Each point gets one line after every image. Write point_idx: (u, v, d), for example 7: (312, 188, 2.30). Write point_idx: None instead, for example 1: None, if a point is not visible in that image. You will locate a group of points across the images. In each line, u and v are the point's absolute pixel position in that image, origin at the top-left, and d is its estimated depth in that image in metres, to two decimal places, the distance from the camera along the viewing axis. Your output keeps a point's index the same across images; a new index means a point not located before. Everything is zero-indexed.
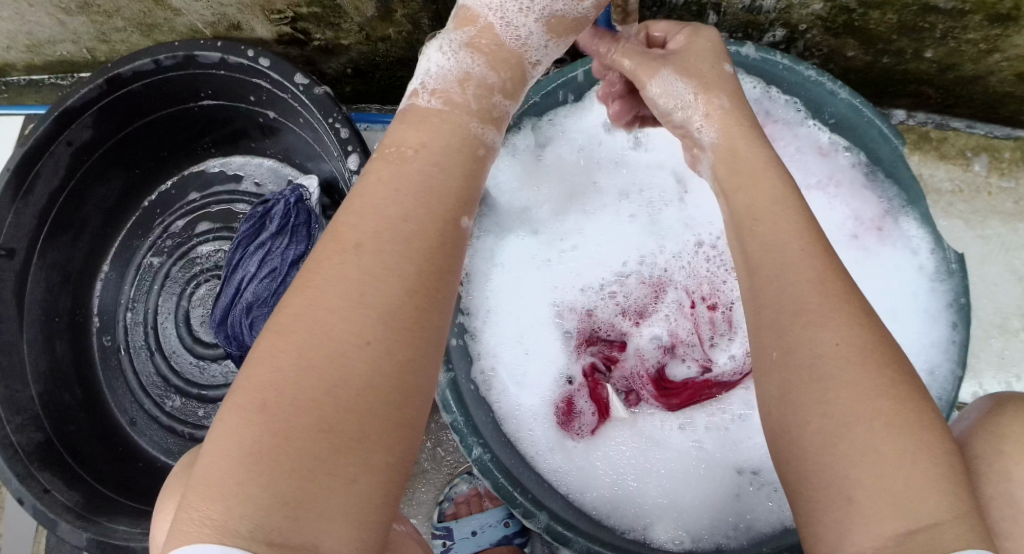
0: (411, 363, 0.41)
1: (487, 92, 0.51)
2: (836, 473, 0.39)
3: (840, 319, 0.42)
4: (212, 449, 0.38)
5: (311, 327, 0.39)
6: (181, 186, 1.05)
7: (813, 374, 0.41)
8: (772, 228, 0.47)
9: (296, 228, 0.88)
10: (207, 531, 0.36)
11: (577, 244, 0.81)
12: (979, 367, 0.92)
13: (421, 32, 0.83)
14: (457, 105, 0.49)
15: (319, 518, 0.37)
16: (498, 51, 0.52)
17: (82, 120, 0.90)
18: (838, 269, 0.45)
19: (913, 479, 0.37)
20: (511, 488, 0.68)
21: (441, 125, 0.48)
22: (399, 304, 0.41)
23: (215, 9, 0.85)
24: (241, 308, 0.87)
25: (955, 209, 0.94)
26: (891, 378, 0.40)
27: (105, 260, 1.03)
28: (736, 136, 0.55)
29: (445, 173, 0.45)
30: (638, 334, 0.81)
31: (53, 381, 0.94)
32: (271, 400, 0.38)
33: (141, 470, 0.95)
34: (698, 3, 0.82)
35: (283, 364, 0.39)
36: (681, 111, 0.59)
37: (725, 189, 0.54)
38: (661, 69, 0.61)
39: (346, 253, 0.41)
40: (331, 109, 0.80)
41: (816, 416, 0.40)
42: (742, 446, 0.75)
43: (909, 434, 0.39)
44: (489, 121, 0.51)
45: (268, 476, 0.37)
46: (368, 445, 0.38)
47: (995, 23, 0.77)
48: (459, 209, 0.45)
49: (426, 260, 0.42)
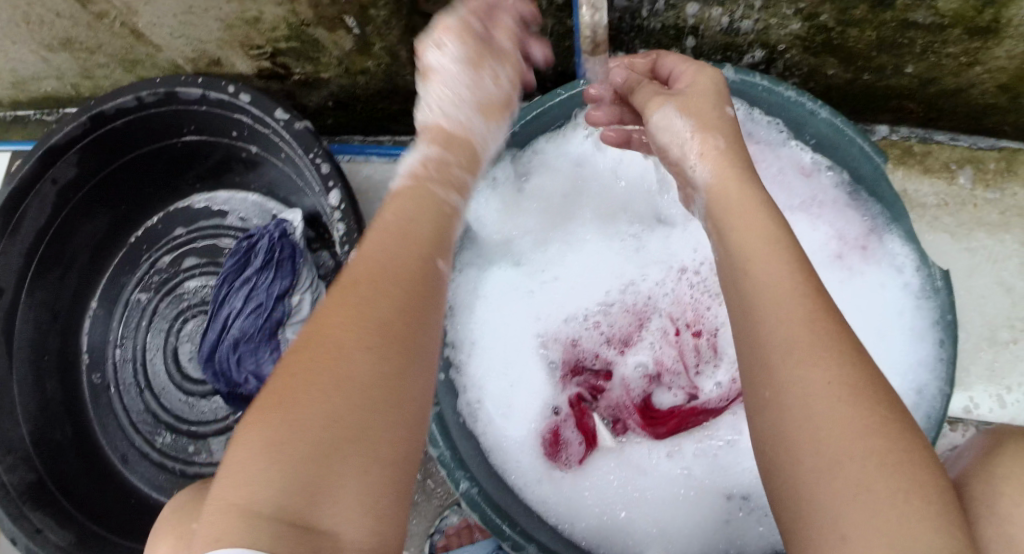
0: (405, 370, 0.44)
1: (445, 168, 0.57)
2: (830, 513, 0.38)
3: (832, 357, 0.42)
4: (237, 447, 0.40)
5: (322, 338, 0.43)
6: (167, 220, 1.04)
7: (800, 409, 0.41)
8: (761, 270, 0.47)
9: (281, 261, 0.88)
10: (234, 514, 0.38)
11: (559, 274, 0.81)
12: (968, 381, 0.91)
13: (399, 64, 0.83)
14: (424, 179, 0.55)
15: (335, 504, 0.39)
16: (444, 136, 0.59)
17: (67, 158, 0.91)
18: (824, 307, 0.45)
19: (907, 516, 0.37)
20: (499, 520, 0.69)
21: (412, 194, 0.53)
22: (393, 320, 0.45)
23: (195, 46, 0.85)
24: (229, 344, 0.87)
25: (940, 223, 0.93)
26: (884, 415, 0.40)
27: (92, 298, 1.03)
28: (730, 177, 0.56)
29: (424, 222, 0.52)
30: (624, 362, 0.80)
31: (42, 420, 0.95)
32: (286, 399, 0.41)
33: (134, 507, 0.95)
34: (675, 27, 0.82)
35: (297, 373, 0.42)
36: (679, 147, 0.60)
37: (719, 228, 0.54)
38: (665, 103, 0.62)
39: (347, 286, 0.46)
40: (311, 144, 0.79)
41: (806, 453, 0.40)
42: (731, 471, 0.75)
43: (902, 471, 0.38)
44: (453, 189, 0.56)
45: (290, 461, 0.39)
46: (374, 436, 0.41)
47: (974, 36, 0.77)
48: (435, 253, 0.51)
49: (413, 290, 0.47)
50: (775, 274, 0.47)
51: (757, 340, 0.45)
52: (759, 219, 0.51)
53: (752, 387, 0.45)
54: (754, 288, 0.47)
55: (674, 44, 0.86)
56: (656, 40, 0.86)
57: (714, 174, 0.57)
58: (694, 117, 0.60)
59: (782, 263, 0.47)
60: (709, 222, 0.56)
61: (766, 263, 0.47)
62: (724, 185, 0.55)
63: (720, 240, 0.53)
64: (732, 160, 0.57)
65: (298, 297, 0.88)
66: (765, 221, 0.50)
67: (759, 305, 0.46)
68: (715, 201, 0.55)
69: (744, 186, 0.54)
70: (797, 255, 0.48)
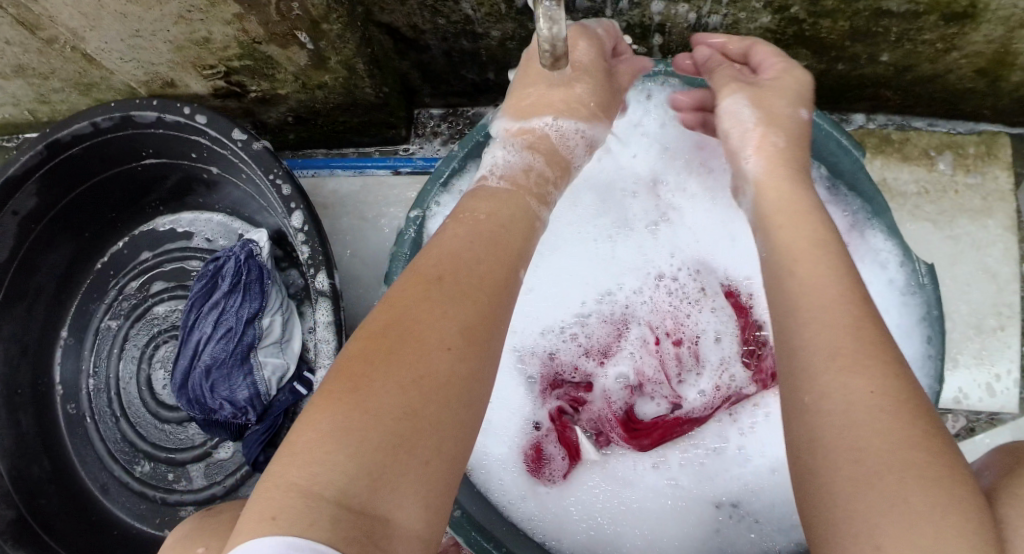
0: (480, 372, 0.44)
1: (544, 181, 0.61)
2: (866, 522, 0.35)
3: (876, 369, 0.41)
4: (301, 427, 0.39)
5: (405, 332, 0.43)
6: (133, 245, 1.02)
7: (841, 414, 0.39)
8: (811, 267, 0.48)
9: (249, 284, 0.85)
10: (292, 495, 0.36)
11: (532, 285, 0.78)
12: (956, 369, 0.87)
13: (358, 77, 0.80)
14: (522, 188, 0.58)
15: (395, 493, 0.38)
16: (552, 155, 0.64)
17: (26, 189, 0.89)
18: (870, 316, 0.44)
19: (945, 532, 0.34)
20: (485, 542, 0.65)
21: (509, 200, 0.56)
22: (475, 323, 0.45)
23: (147, 69, 0.83)
24: (200, 371, 0.85)
25: (922, 211, 0.91)
26: (925, 429, 0.38)
27: (63, 327, 1.01)
28: (779, 173, 0.59)
29: (509, 233, 0.53)
30: (604, 374, 0.78)
31: (20, 455, 0.93)
32: (362, 384, 0.40)
33: (118, 539, 0.93)
34: (641, 25, 0.80)
35: (375, 359, 0.42)
36: (739, 135, 0.64)
37: (768, 224, 0.56)
38: (738, 92, 0.66)
39: (431, 281, 0.46)
40: (271, 164, 0.76)
41: (842, 462, 0.38)
42: (719, 479, 0.73)
43: (939, 485, 0.35)
44: (545, 205, 0.60)
45: (359, 445, 0.38)
46: (443, 431, 0.40)
47: (951, 22, 0.74)
48: (518, 264, 0.52)
49: (493, 294, 0.47)
50: (829, 271, 0.48)
51: (794, 343, 0.45)
52: (803, 226, 0.52)
53: (789, 393, 0.44)
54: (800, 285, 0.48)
55: (641, 42, 0.84)
56: None
57: (765, 168, 0.60)
58: (762, 111, 0.63)
59: (822, 267, 0.48)
60: (756, 218, 0.59)
61: (816, 260, 0.49)
62: (774, 179, 0.59)
63: (764, 237, 0.55)
64: (786, 158, 0.60)
65: (269, 320, 0.86)
66: (816, 226, 0.52)
67: (806, 306, 0.46)
68: (766, 196, 0.58)
69: (791, 185, 0.57)
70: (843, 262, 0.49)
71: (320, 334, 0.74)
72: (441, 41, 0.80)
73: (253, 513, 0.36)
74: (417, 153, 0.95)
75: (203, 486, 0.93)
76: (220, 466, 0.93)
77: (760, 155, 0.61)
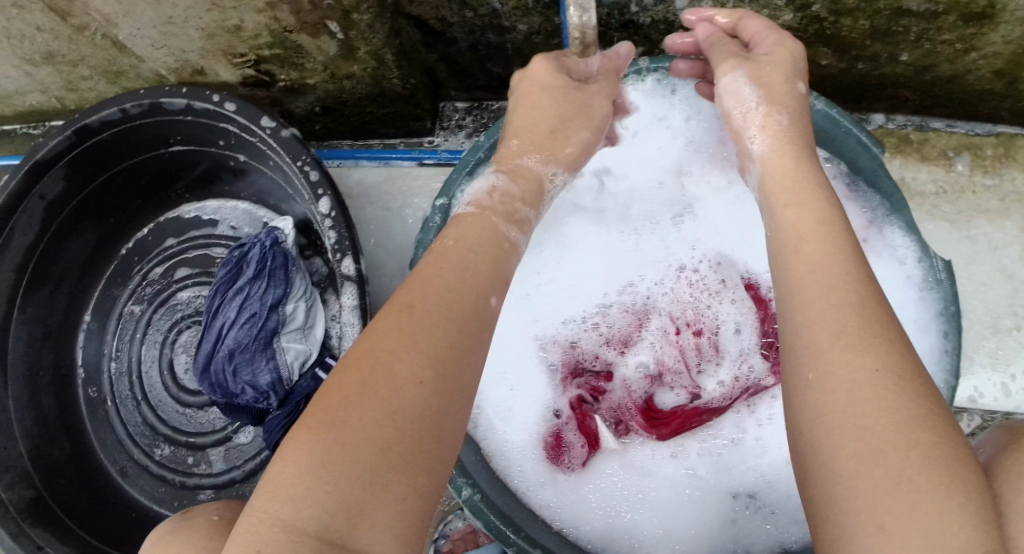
0: (450, 404, 0.44)
1: (510, 200, 0.61)
2: (867, 501, 0.36)
3: (883, 347, 0.41)
4: (281, 461, 0.40)
5: (375, 363, 0.43)
6: (158, 232, 1.04)
7: (846, 394, 0.40)
8: (818, 247, 0.48)
9: (274, 270, 0.87)
10: (277, 530, 0.37)
11: (554, 276, 0.81)
12: (972, 369, 0.88)
13: (387, 68, 0.82)
14: (486, 209, 0.59)
15: (372, 525, 0.38)
16: (520, 174, 0.64)
17: (53, 173, 0.90)
18: (875, 295, 0.44)
19: (947, 510, 0.34)
20: (503, 527, 0.66)
21: (473, 223, 0.57)
22: (444, 355, 0.45)
23: (177, 56, 0.84)
24: (224, 355, 0.86)
25: (940, 211, 0.92)
26: (929, 407, 0.39)
27: (87, 311, 1.02)
28: (785, 153, 0.58)
29: (478, 258, 0.54)
30: (624, 363, 0.79)
31: (40, 436, 0.94)
32: (338, 420, 0.41)
33: (135, 521, 0.94)
34: (665, 22, 0.81)
35: (349, 392, 0.42)
36: (742, 116, 0.62)
37: (772, 203, 0.55)
38: (737, 67, 0.63)
39: (402, 309, 0.47)
40: (299, 152, 0.78)
41: (846, 441, 0.39)
42: (736, 470, 0.74)
43: (940, 465, 0.36)
44: (513, 223, 0.60)
45: (337, 482, 0.39)
46: (416, 469, 0.41)
47: (970, 22, 0.75)
48: (489, 289, 0.52)
49: (463, 325, 0.48)
50: (830, 252, 0.48)
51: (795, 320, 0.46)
52: (807, 205, 0.52)
53: (790, 372, 0.44)
54: (807, 265, 0.48)
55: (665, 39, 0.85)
56: (647, 36, 0.85)
57: (772, 148, 0.59)
58: (763, 89, 0.61)
59: (830, 246, 0.48)
60: (761, 197, 0.58)
61: (821, 241, 0.49)
62: (781, 161, 0.58)
63: (769, 215, 0.55)
64: (788, 138, 0.59)
65: (293, 306, 0.87)
66: (823, 204, 0.52)
67: (812, 285, 0.46)
68: (772, 176, 0.57)
69: (798, 165, 0.56)
70: (848, 239, 0.49)
71: (346, 319, 0.76)
72: (468, 34, 0.81)
73: (239, 545, 0.38)
74: (442, 145, 0.96)
75: (222, 470, 0.94)
76: (241, 450, 0.94)
77: (765, 134, 0.60)
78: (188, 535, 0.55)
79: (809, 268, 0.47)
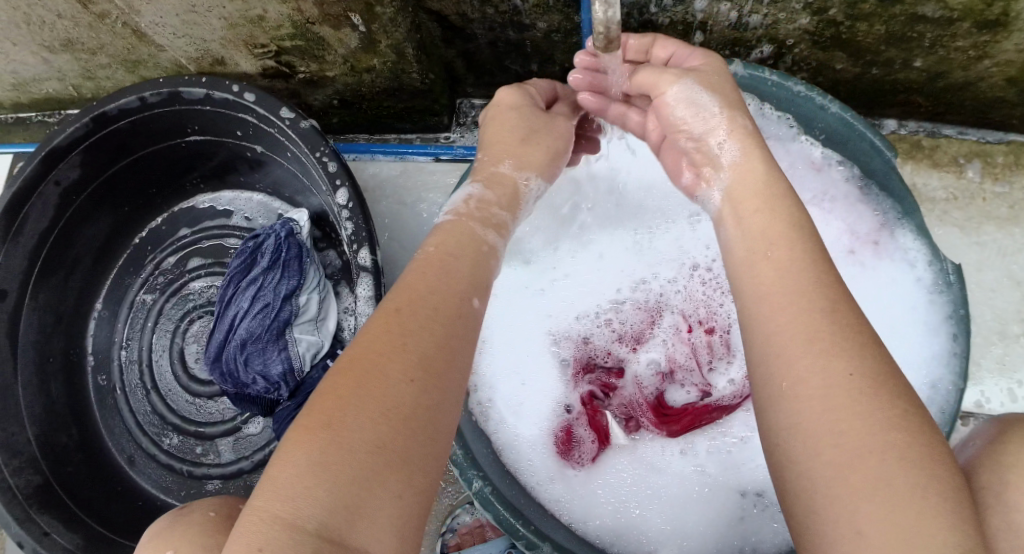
0: (442, 402, 0.43)
1: (486, 206, 0.60)
2: (846, 507, 0.36)
3: (853, 350, 0.41)
4: (280, 462, 0.39)
5: (367, 364, 0.42)
6: (172, 222, 1.04)
7: (819, 399, 0.40)
8: (787, 255, 0.47)
9: (288, 261, 0.87)
10: (276, 527, 0.36)
11: (569, 273, 0.82)
12: (979, 375, 0.89)
13: (406, 62, 0.82)
14: (463, 216, 0.59)
15: (370, 524, 0.37)
16: (501, 186, 0.63)
17: (70, 159, 0.91)
18: (845, 298, 0.44)
19: (924, 512, 0.35)
20: (513, 520, 0.66)
21: (454, 229, 0.57)
22: (433, 354, 0.44)
23: (198, 45, 0.85)
24: (235, 345, 0.86)
25: (949, 217, 0.93)
26: (902, 408, 0.39)
27: (98, 299, 1.03)
28: (754, 156, 0.56)
29: (461, 259, 0.53)
30: (636, 360, 0.80)
31: (49, 422, 0.94)
32: (334, 419, 0.40)
33: (142, 509, 0.94)
34: (683, 23, 0.82)
35: (345, 391, 0.41)
36: (704, 124, 0.59)
37: (739, 211, 0.54)
38: (684, 78, 0.61)
39: (389, 314, 0.46)
40: (318, 143, 0.78)
41: (822, 448, 0.38)
42: (745, 468, 0.74)
43: (914, 467, 0.36)
44: (491, 227, 0.59)
45: (336, 479, 0.38)
46: (411, 467, 0.40)
47: (984, 29, 0.76)
48: (470, 290, 0.51)
49: (448, 322, 0.47)
50: (798, 258, 0.47)
51: (765, 328, 0.44)
52: (776, 212, 0.51)
53: (761, 379, 0.43)
54: (777, 272, 0.47)
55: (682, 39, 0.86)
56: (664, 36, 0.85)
57: (743, 153, 0.56)
58: (718, 95, 0.60)
59: (800, 252, 0.47)
60: (727, 207, 0.56)
61: (791, 248, 0.48)
62: (751, 166, 0.56)
63: (737, 224, 0.53)
64: (757, 143, 0.57)
65: (306, 297, 0.87)
66: (790, 209, 0.51)
67: (780, 294, 0.45)
68: (740, 183, 0.55)
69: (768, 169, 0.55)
70: (816, 246, 0.48)
71: (361, 309, 0.76)
72: (487, 30, 0.82)
73: (237, 547, 0.36)
74: (457, 141, 0.97)
75: (231, 461, 0.94)
76: (250, 441, 0.95)
77: (734, 138, 0.57)
78: (199, 529, 0.56)
79: (776, 278, 0.46)
